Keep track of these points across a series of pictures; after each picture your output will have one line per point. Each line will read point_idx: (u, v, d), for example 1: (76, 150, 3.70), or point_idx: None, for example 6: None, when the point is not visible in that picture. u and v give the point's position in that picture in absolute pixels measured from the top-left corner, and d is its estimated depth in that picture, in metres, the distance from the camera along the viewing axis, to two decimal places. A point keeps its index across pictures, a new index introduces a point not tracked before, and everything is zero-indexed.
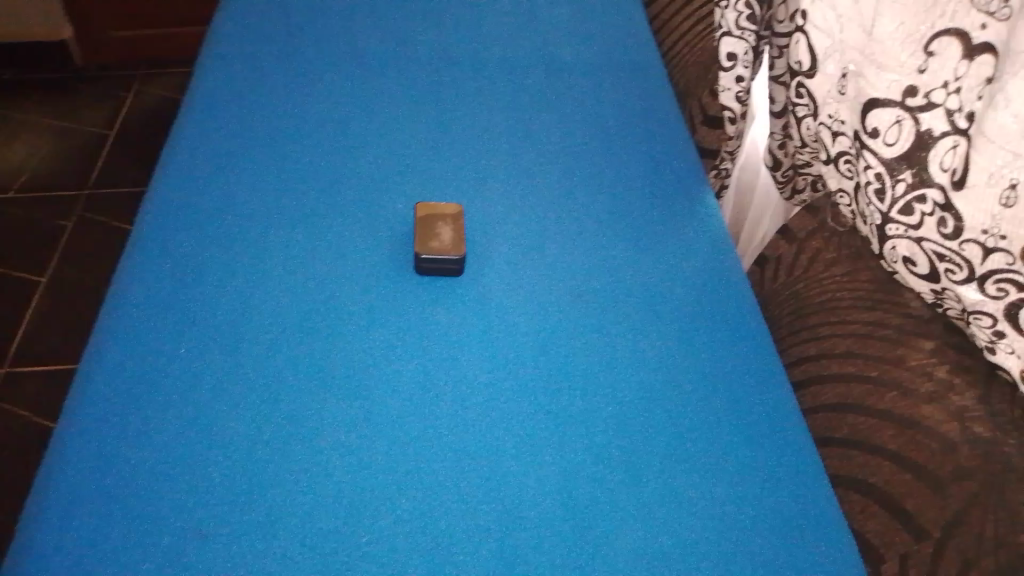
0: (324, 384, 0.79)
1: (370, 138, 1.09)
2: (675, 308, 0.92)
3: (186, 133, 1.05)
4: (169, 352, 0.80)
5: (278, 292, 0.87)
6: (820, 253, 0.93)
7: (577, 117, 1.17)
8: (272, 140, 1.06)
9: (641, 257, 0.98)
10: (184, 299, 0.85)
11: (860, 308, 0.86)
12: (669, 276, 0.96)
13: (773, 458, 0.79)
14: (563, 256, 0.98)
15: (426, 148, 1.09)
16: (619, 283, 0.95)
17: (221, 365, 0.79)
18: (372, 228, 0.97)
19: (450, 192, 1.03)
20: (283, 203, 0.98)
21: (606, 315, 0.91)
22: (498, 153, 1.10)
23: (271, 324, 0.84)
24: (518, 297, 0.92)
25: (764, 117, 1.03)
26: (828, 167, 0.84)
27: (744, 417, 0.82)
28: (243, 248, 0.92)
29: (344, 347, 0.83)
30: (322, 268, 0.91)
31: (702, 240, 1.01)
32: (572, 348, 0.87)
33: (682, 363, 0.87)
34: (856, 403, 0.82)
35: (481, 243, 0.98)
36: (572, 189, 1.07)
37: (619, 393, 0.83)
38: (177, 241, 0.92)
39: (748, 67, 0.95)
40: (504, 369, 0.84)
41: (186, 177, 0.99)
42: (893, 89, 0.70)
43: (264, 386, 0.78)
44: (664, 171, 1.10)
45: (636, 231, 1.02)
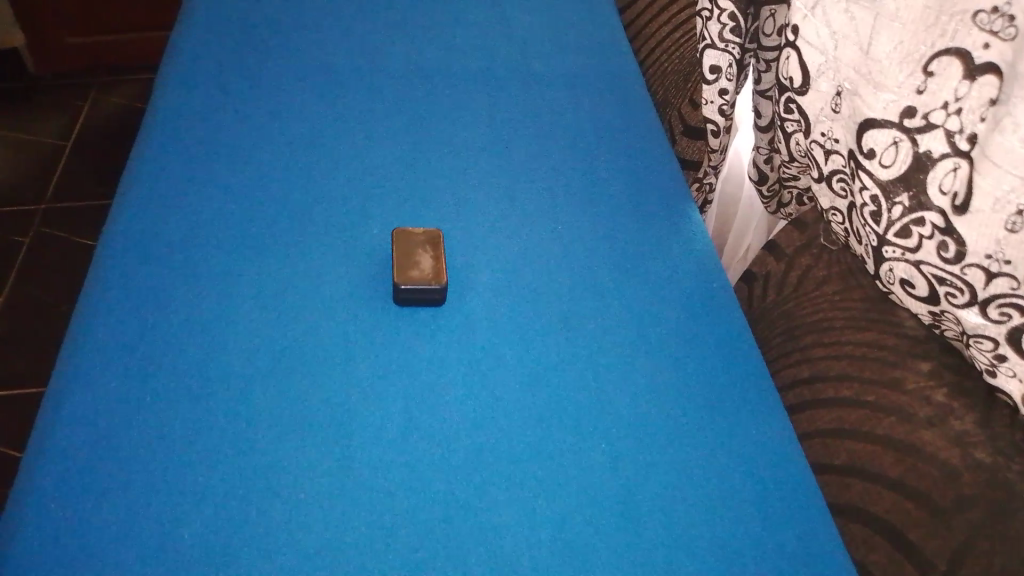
0: (302, 423, 0.75)
1: (342, 154, 1.04)
2: (664, 330, 0.89)
3: (149, 152, 0.99)
4: (136, 392, 0.75)
5: (251, 323, 0.83)
6: (810, 271, 0.91)
7: (557, 129, 1.13)
8: (239, 159, 1.01)
9: (629, 275, 0.95)
10: (152, 332, 0.80)
11: (854, 328, 0.84)
12: (658, 295, 0.93)
13: (772, 492, 0.77)
14: (548, 276, 0.94)
15: (400, 163, 1.05)
16: (607, 303, 0.92)
17: (192, 405, 0.75)
18: (347, 249, 0.92)
19: (428, 210, 0.99)
20: (253, 224, 0.93)
21: (594, 338, 0.88)
22: (477, 168, 1.06)
23: (245, 357, 0.79)
24: (503, 321, 0.88)
25: (749, 129, 1.01)
26: (820, 185, 0.82)
27: (739, 446, 0.80)
28: (211, 275, 0.87)
29: (322, 380, 0.79)
30: (295, 294, 0.86)
31: (688, 255, 0.98)
32: (560, 376, 0.84)
33: (674, 388, 0.84)
34: (852, 429, 0.80)
35: (462, 263, 0.94)
36: (554, 203, 1.03)
37: (610, 425, 0.80)
38: (142, 267, 0.86)
39: (731, 80, 0.92)
40: (491, 402, 0.80)
41: (149, 198, 0.94)
42: (890, 109, 0.68)
43: (239, 426, 0.74)
44: (647, 183, 1.07)
45: (621, 247, 0.99)
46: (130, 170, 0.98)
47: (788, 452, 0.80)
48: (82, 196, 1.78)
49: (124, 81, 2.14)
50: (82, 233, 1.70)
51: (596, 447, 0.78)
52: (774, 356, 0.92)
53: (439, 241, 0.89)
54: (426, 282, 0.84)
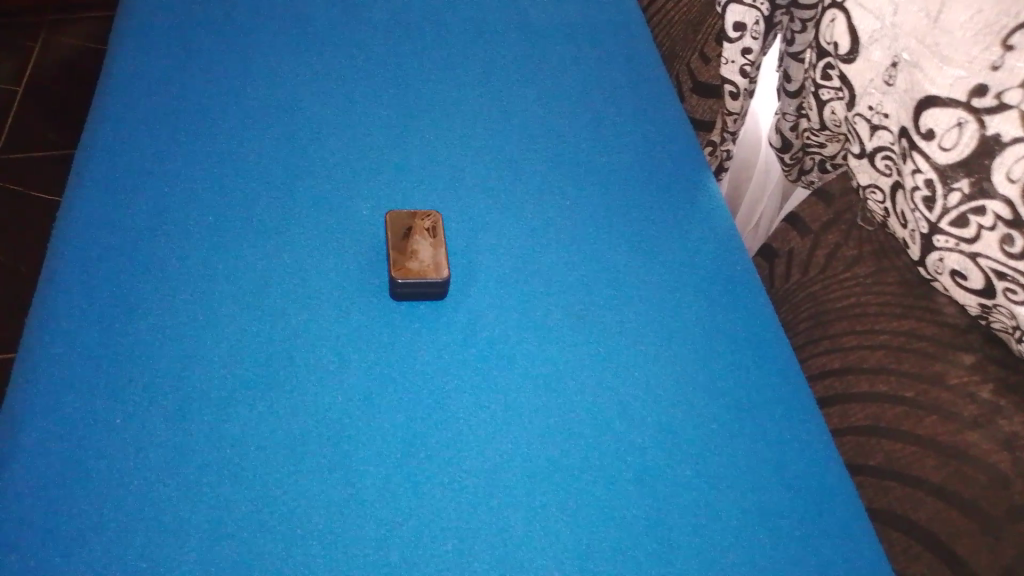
0: (295, 429, 0.67)
1: (326, 117, 0.94)
2: (686, 315, 0.83)
3: (110, 116, 0.89)
4: (110, 395, 0.66)
5: (232, 313, 0.74)
6: (839, 249, 0.84)
7: (559, 87, 1.04)
8: (211, 123, 0.90)
9: (644, 254, 0.88)
10: (123, 324, 0.71)
11: (890, 316, 0.77)
12: (677, 276, 0.86)
13: (807, 495, 0.71)
14: (559, 254, 0.86)
15: (391, 127, 0.95)
16: (623, 285, 0.84)
17: (174, 409, 0.66)
18: (338, 226, 0.83)
19: (424, 179, 0.90)
20: (231, 197, 0.84)
21: (612, 326, 0.80)
22: (475, 132, 0.97)
23: (228, 352, 0.71)
24: (511, 306, 0.80)
25: (770, 90, 0.92)
26: (860, 161, 0.74)
27: (770, 447, 0.74)
28: (187, 257, 0.77)
29: (316, 379, 0.70)
30: (281, 279, 0.77)
31: (706, 229, 0.91)
32: (576, 369, 0.76)
33: (700, 382, 0.77)
34: (889, 428, 0.74)
35: (464, 238, 0.85)
36: (561, 171, 0.95)
37: (633, 424, 0.73)
38: (109, 248, 0.77)
39: (757, 39, 0.83)
40: (503, 402, 0.73)
41: (113, 167, 0.84)
42: (957, 87, 0.60)
43: (225, 434, 0.65)
44: (658, 148, 0.99)
45: (635, 221, 0.91)
46: (90, 134, 0.87)
47: (822, 453, 0.74)
48: (37, 147, 1.65)
49: (78, 19, 1.98)
50: (41, 187, 1.58)
51: (618, 450, 0.71)
52: (801, 341, 0.86)
53: (437, 224, 0.81)
54: (425, 276, 0.76)
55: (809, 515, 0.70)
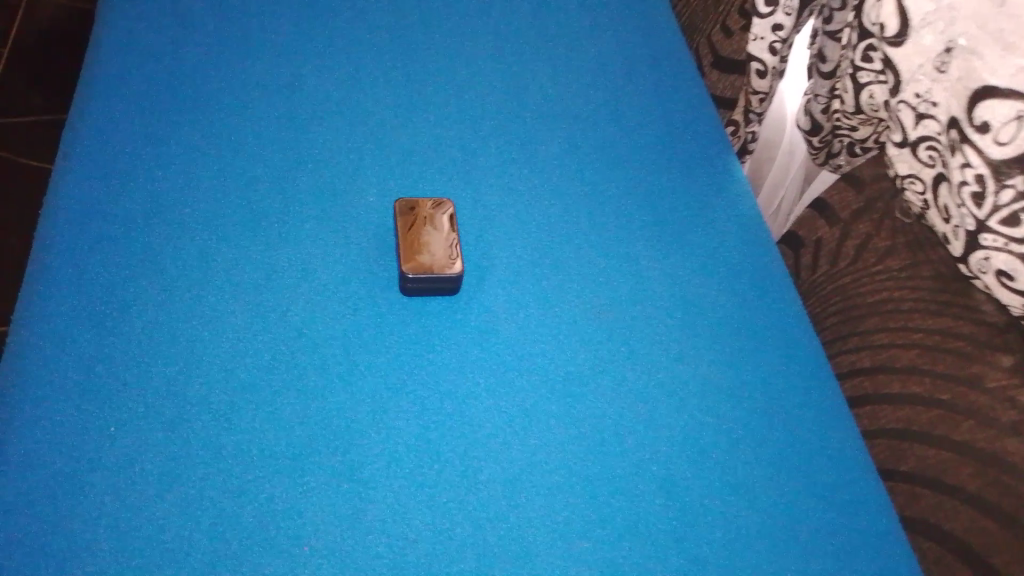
0: (301, 432, 0.63)
1: (332, 91, 0.89)
2: (712, 309, 0.79)
3: (102, 86, 0.83)
4: (106, 386, 0.62)
5: (235, 302, 0.69)
6: (870, 240, 0.80)
7: (576, 62, 0.99)
8: (210, 95, 0.85)
9: (667, 242, 0.84)
10: (120, 311, 0.66)
11: (924, 313, 0.73)
12: (703, 266, 0.82)
13: (839, 499, 0.69)
14: (578, 241, 0.82)
15: (401, 104, 0.89)
16: (646, 277, 0.80)
17: (175, 403, 0.62)
18: (345, 212, 0.78)
19: (436, 160, 0.85)
20: (232, 175, 0.78)
21: (635, 321, 0.76)
22: (489, 109, 0.92)
23: (233, 345, 0.66)
24: (529, 300, 0.76)
25: (799, 69, 0.88)
26: (901, 150, 0.70)
27: (800, 450, 0.70)
28: (187, 239, 0.73)
29: (324, 376, 0.66)
30: (286, 268, 0.73)
31: (730, 215, 0.87)
32: (597, 366, 0.72)
33: (727, 380, 0.74)
34: (923, 432, 0.70)
35: (479, 224, 0.81)
36: (580, 152, 0.90)
37: (659, 425, 0.70)
38: (104, 228, 0.72)
39: (790, 15, 0.78)
40: (522, 402, 0.69)
41: (107, 141, 0.79)
42: (1019, 78, 0.55)
43: (229, 433, 0.61)
44: (680, 127, 0.94)
45: (657, 208, 0.86)
46: (84, 103, 0.82)
47: (853, 457, 0.71)
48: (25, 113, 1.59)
49: None
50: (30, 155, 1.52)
51: (642, 455, 0.68)
52: (830, 337, 0.82)
53: (449, 215, 0.76)
54: (438, 272, 0.71)
55: (839, 525, 0.67)
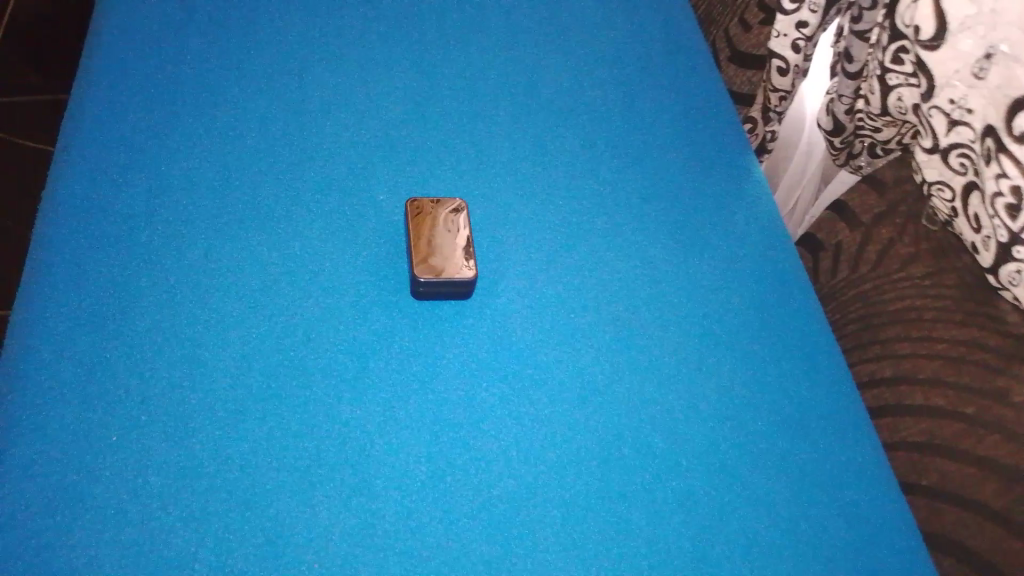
0: (309, 423, 0.57)
1: (342, 59, 0.83)
2: (749, 298, 0.74)
3: (103, 51, 0.79)
4: (101, 369, 0.56)
5: (244, 274, 0.64)
6: (892, 245, 0.78)
7: (600, 37, 0.94)
8: (215, 59, 0.80)
9: (700, 219, 0.79)
10: (117, 289, 0.61)
11: (947, 322, 0.71)
12: (738, 247, 0.78)
13: (886, 495, 0.64)
14: (607, 215, 0.77)
15: (416, 74, 0.84)
16: (678, 263, 0.75)
17: (183, 380, 0.57)
18: (356, 189, 0.73)
19: (453, 136, 0.80)
20: (238, 146, 0.73)
21: (669, 307, 0.71)
22: (511, 76, 0.87)
23: (243, 319, 0.61)
24: (556, 282, 0.71)
25: (822, 67, 0.85)
26: (930, 156, 0.68)
27: (845, 439, 0.66)
28: (195, 207, 0.68)
29: (337, 361, 0.61)
30: (294, 248, 0.67)
31: (761, 201, 0.83)
32: (630, 355, 0.67)
33: (769, 373, 0.68)
34: (946, 445, 0.69)
35: (500, 203, 0.75)
36: (604, 129, 0.85)
37: (697, 420, 0.64)
38: (99, 201, 0.67)
39: (815, 12, 0.76)
40: (549, 392, 0.63)
41: (104, 110, 0.73)
42: None
43: (236, 422, 0.56)
44: (706, 109, 0.90)
45: (688, 191, 0.81)
46: (82, 74, 0.77)
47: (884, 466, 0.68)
48: None
49: None
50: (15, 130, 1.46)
51: (681, 450, 0.62)
52: (848, 344, 0.80)
53: (459, 208, 0.70)
54: (449, 272, 0.65)
55: (889, 529, 0.62)
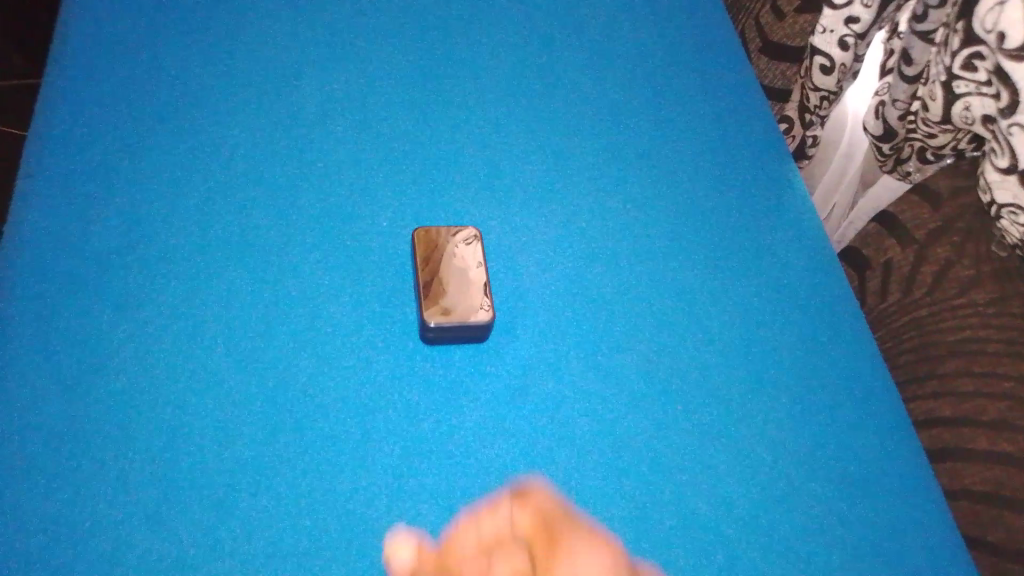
0: (305, 499, 0.49)
1: (339, 57, 0.74)
2: (800, 333, 0.65)
3: (72, 43, 0.69)
4: (69, 442, 0.48)
5: (229, 311, 0.56)
6: (949, 267, 0.71)
7: (627, 24, 0.85)
8: (199, 54, 0.71)
9: (740, 238, 0.71)
10: (87, 337, 0.52)
11: (1016, 358, 0.64)
12: (783, 269, 0.69)
13: (953, 561, 0.56)
14: (638, 236, 0.69)
15: (421, 74, 0.75)
16: (721, 291, 0.67)
17: (157, 447, 0.49)
18: (356, 208, 0.64)
19: (465, 145, 0.71)
20: (225, 156, 0.64)
21: (713, 344, 0.63)
22: (529, 75, 0.77)
23: (229, 366, 0.53)
24: (585, 320, 0.62)
25: (870, 63, 0.77)
26: (1003, 177, 0.60)
27: (906, 496, 0.58)
28: (175, 231, 0.59)
29: (340, 420, 0.52)
30: (286, 283, 0.58)
31: (808, 211, 0.74)
32: (672, 402, 0.59)
33: (825, 423, 0.61)
34: (1017, 498, 0.61)
35: (517, 227, 0.66)
36: (633, 135, 0.75)
37: (751, 480, 0.56)
38: (65, 227, 0.58)
39: (868, 7, 0.68)
40: (581, 447, 0.55)
41: (73, 115, 0.64)
42: None
43: (226, 498, 0.48)
44: (747, 102, 0.80)
45: (727, 207, 0.72)
46: (46, 74, 0.67)
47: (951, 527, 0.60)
48: None
49: None
50: None
51: (734, 517, 0.55)
52: (900, 378, 0.72)
53: (472, 236, 0.62)
54: (462, 314, 0.57)
55: None
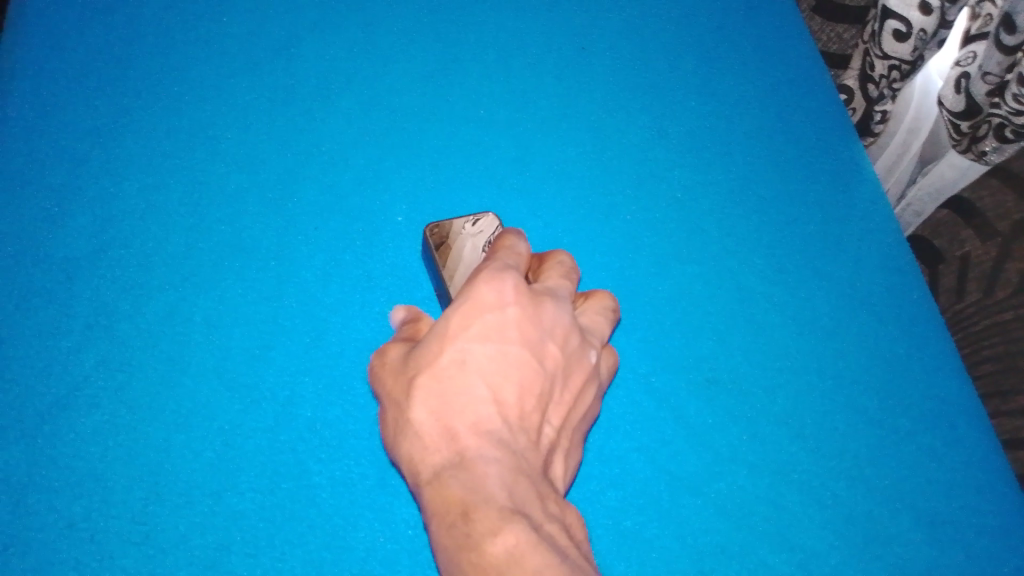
0: (315, 558, 0.43)
1: (342, 15, 0.63)
2: (877, 347, 0.57)
3: (35, 10, 0.60)
4: (37, 497, 0.43)
5: (225, 343, 0.49)
6: None
7: None
8: (181, 19, 0.61)
9: (807, 226, 0.61)
10: (56, 371, 0.47)
11: None
12: (858, 265, 0.60)
13: None
14: (691, 227, 0.59)
15: (436, 36, 0.64)
16: (786, 292, 0.58)
17: (149, 519, 0.43)
18: (367, 202, 0.55)
19: (489, 119, 0.61)
20: (214, 146, 0.56)
21: (779, 363, 0.55)
22: (562, 30, 0.66)
23: (226, 412, 0.46)
24: (632, 334, 0.54)
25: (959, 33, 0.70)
26: None
27: (990, 541, 0.52)
28: (160, 244, 0.52)
29: (348, 463, 0.46)
30: (289, 296, 0.51)
31: (883, 198, 0.63)
32: (732, 435, 0.52)
33: (903, 453, 0.53)
34: None
35: (553, 221, 0.57)
36: (680, 109, 0.65)
37: (822, 524, 0.50)
38: (35, 237, 0.51)
39: None
40: (629, 495, 0.49)
41: (39, 102, 0.56)
42: None
43: (220, 561, 0.43)
44: None
45: (790, 196, 0.62)
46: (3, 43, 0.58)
47: None
48: None
49: None
50: None
51: (800, 569, 0.49)
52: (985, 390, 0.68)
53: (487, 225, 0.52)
54: None
55: None
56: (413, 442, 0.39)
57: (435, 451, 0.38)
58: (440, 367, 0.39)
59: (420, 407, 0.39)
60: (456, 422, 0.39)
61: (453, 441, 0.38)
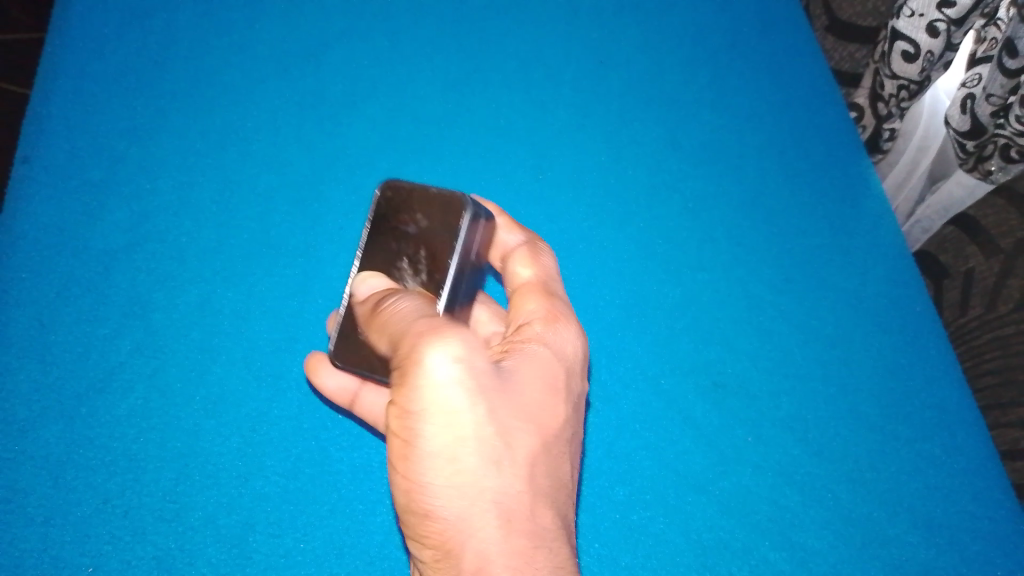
0: (335, 539, 0.45)
1: (370, 25, 0.66)
2: (880, 357, 0.59)
3: (77, 15, 0.62)
4: (74, 474, 0.45)
5: (253, 334, 0.51)
6: None
7: None
8: (215, 27, 0.63)
9: (814, 237, 0.63)
10: (93, 356, 0.49)
11: None
12: (863, 276, 0.62)
13: None
14: (701, 235, 0.61)
15: (460, 48, 0.66)
16: (793, 301, 0.60)
17: (179, 497, 0.45)
18: None
19: (508, 127, 0.63)
20: (244, 147, 0.58)
21: (784, 369, 0.57)
22: (581, 44, 0.69)
23: (254, 399, 0.49)
24: (642, 336, 0.56)
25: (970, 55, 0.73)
26: None
27: (986, 545, 0.53)
28: (192, 239, 0.54)
29: (369, 450, 0.48)
30: (314, 291, 0.53)
31: (889, 211, 0.65)
32: (736, 435, 0.54)
33: (902, 458, 0.55)
34: None
35: (568, 226, 0.59)
36: (694, 123, 0.67)
37: (823, 524, 0.52)
38: (75, 228, 0.53)
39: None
40: (635, 490, 0.50)
41: (81, 102, 0.58)
42: None
43: (245, 539, 0.45)
44: None
45: (799, 207, 0.64)
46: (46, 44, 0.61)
47: None
48: None
49: None
50: None
51: (801, 566, 0.50)
52: (988, 402, 0.69)
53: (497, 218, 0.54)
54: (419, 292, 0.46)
55: None
56: (507, 534, 0.35)
57: (532, 540, 0.35)
58: (535, 422, 0.38)
59: (518, 476, 0.36)
60: (544, 510, 0.37)
61: (548, 538, 0.36)
